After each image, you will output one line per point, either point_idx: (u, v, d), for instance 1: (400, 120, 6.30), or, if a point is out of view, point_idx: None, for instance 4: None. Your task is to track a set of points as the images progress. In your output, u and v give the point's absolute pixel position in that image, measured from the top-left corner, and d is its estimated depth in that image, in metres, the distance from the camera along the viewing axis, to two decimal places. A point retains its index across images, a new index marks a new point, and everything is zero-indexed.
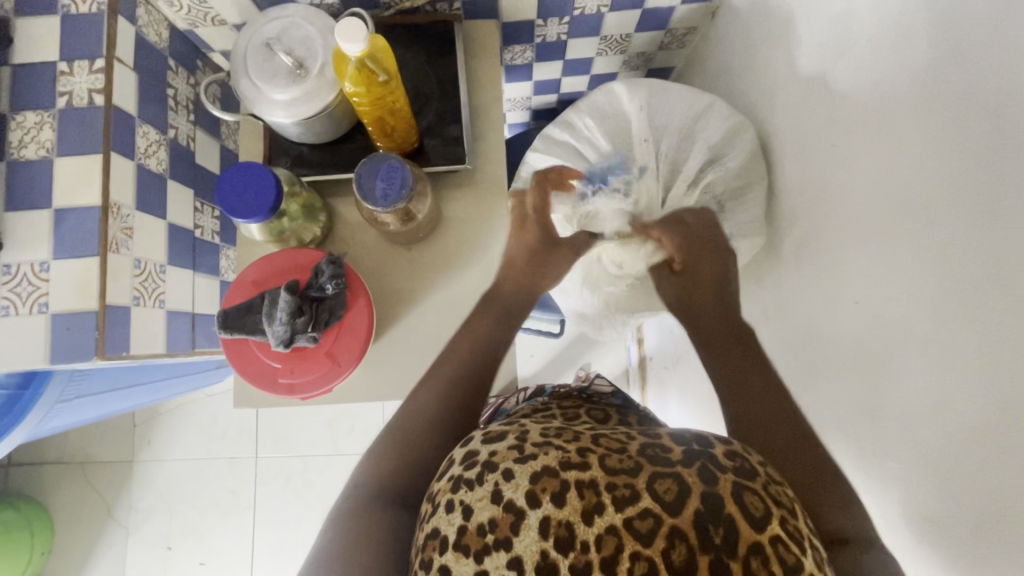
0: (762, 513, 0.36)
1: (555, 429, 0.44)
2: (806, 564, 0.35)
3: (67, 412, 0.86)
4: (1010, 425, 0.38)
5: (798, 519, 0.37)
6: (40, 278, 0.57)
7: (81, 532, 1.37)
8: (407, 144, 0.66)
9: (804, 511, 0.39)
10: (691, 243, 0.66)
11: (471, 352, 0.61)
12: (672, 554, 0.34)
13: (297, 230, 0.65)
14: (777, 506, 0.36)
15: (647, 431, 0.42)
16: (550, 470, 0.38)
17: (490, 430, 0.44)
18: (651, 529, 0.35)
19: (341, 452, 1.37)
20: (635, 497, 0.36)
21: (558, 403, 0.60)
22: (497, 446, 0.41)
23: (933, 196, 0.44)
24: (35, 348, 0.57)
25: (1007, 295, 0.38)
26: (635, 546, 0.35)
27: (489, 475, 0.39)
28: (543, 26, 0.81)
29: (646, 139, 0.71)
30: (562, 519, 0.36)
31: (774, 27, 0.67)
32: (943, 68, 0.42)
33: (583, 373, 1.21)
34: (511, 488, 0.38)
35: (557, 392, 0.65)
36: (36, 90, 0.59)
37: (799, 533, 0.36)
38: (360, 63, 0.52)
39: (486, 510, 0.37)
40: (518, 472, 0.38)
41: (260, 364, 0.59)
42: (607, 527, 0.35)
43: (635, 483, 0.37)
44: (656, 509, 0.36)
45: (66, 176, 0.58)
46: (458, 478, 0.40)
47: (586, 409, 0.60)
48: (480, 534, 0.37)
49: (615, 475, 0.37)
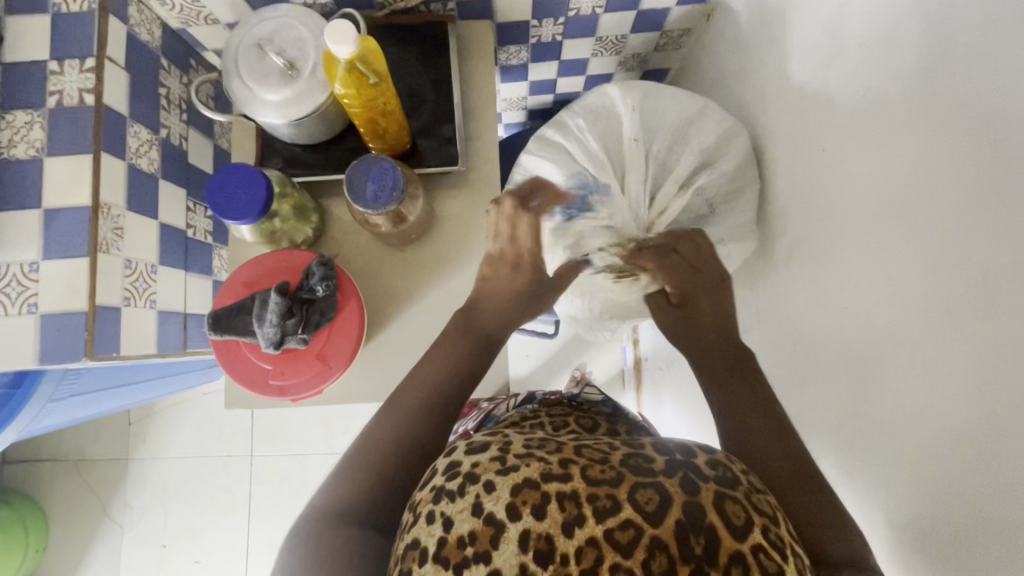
0: (743, 521, 0.36)
1: (540, 438, 0.43)
2: (785, 571, 0.35)
3: (59, 410, 0.85)
4: (995, 432, 0.38)
5: (779, 527, 0.38)
6: (29, 278, 0.57)
7: (76, 530, 1.37)
8: (399, 145, 0.65)
9: (784, 517, 0.39)
10: (684, 275, 0.64)
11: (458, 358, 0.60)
12: (652, 564, 0.34)
13: (289, 231, 0.65)
14: (758, 515, 0.37)
15: (631, 441, 0.42)
16: (531, 483, 0.38)
17: (473, 439, 0.44)
18: (632, 540, 0.35)
19: (337, 451, 1.37)
20: (616, 508, 0.36)
21: (546, 412, 0.62)
22: (478, 457, 0.41)
23: (921, 203, 0.44)
24: (25, 348, 0.57)
25: (993, 302, 0.38)
26: (615, 558, 0.35)
27: (470, 486, 0.39)
28: (538, 26, 0.81)
29: (635, 138, 0.70)
30: (542, 531, 0.36)
31: (769, 29, 0.67)
32: (931, 75, 0.43)
33: (578, 374, 1.21)
34: (492, 500, 0.37)
35: (547, 400, 0.66)
36: (26, 90, 0.59)
37: (779, 541, 0.36)
38: (350, 64, 0.52)
39: (467, 522, 0.37)
40: (499, 484, 0.38)
41: (250, 365, 0.59)
42: (587, 539, 0.35)
43: (617, 493, 0.37)
44: (637, 520, 0.35)
45: (57, 175, 0.58)
46: (439, 489, 0.40)
47: (573, 419, 0.61)
48: (460, 547, 0.37)
49: (597, 486, 0.37)
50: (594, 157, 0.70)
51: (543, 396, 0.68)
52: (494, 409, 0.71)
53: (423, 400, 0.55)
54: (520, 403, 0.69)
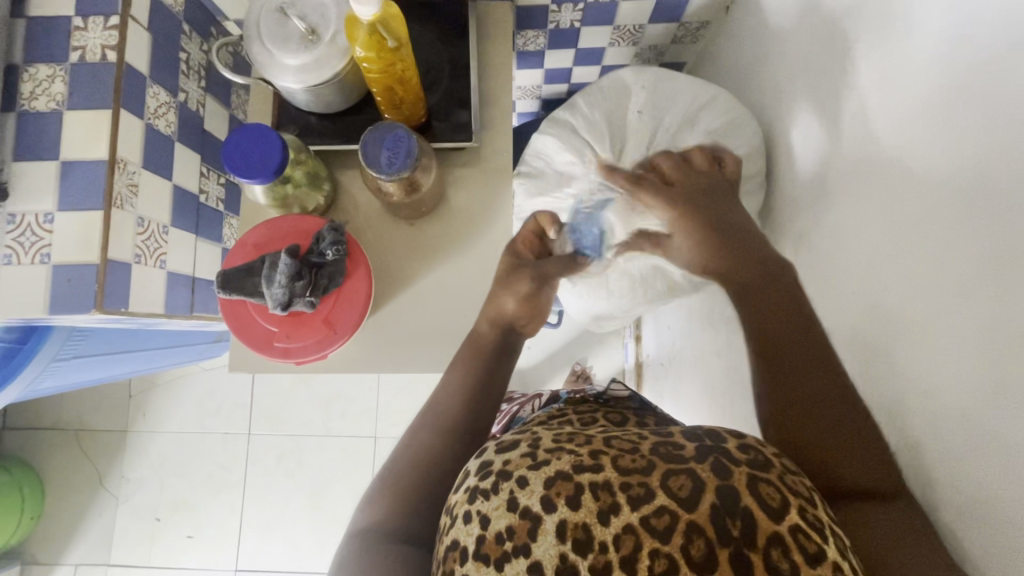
0: (779, 503, 0.36)
1: (567, 433, 0.44)
2: (828, 551, 0.35)
3: (64, 371, 0.86)
4: (999, 415, 0.38)
5: (817, 508, 0.38)
6: (44, 228, 0.57)
7: (73, 499, 1.37)
8: (413, 117, 0.66)
9: (821, 500, 0.39)
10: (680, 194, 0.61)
11: (461, 389, 0.60)
12: (691, 548, 0.35)
13: (300, 197, 0.66)
14: (794, 496, 0.37)
15: (659, 431, 0.43)
16: (564, 474, 0.38)
17: (503, 438, 0.45)
18: (668, 525, 0.35)
19: (333, 433, 1.37)
20: (650, 495, 0.36)
21: (574, 408, 0.60)
22: (510, 455, 0.41)
23: (936, 188, 0.44)
24: (36, 298, 0.57)
25: (1002, 285, 0.38)
26: (653, 543, 0.35)
27: (504, 483, 0.39)
28: (557, 12, 0.81)
29: (640, 112, 0.72)
30: (578, 521, 0.36)
31: (786, 20, 0.67)
32: (951, 59, 0.42)
33: (581, 368, 1.33)
34: (526, 495, 0.38)
35: (575, 398, 0.65)
36: (50, 44, 0.60)
37: (819, 522, 0.36)
38: (372, 27, 0.52)
39: (503, 518, 0.37)
40: (533, 478, 0.39)
41: (257, 329, 0.60)
42: (624, 527, 0.35)
43: (650, 480, 0.37)
44: (671, 506, 0.36)
45: (76, 129, 0.58)
46: (474, 489, 0.40)
47: (601, 413, 0.60)
48: (498, 542, 0.37)
49: (629, 475, 0.38)
50: (598, 129, 0.72)
51: (567, 395, 0.70)
52: (519, 409, 0.76)
53: (433, 428, 0.58)
54: (546, 404, 0.72)
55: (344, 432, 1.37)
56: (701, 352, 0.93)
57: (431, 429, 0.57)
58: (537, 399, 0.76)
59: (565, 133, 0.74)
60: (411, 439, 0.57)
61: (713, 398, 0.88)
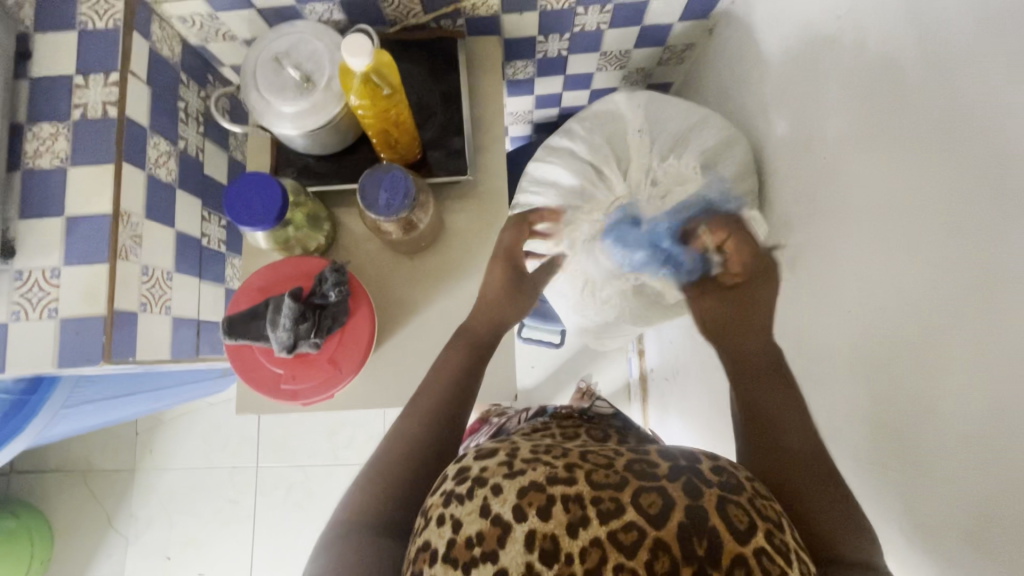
0: (747, 525, 0.37)
1: (546, 446, 0.44)
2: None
3: (70, 417, 0.86)
4: (1004, 436, 0.38)
5: (784, 533, 0.38)
6: (51, 283, 0.58)
7: (81, 541, 1.36)
8: (410, 155, 0.67)
9: (791, 524, 0.39)
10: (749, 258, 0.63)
11: (449, 378, 0.61)
12: (656, 565, 0.35)
13: (301, 239, 0.67)
14: (762, 520, 0.37)
15: (636, 447, 0.43)
16: (537, 485, 0.38)
17: (481, 446, 0.45)
18: (635, 541, 0.36)
19: (341, 462, 1.37)
20: (621, 511, 0.37)
21: (557, 423, 0.61)
22: (487, 462, 0.42)
23: (919, 205, 0.45)
24: (44, 353, 0.58)
25: (993, 305, 0.39)
26: (619, 558, 0.35)
27: (479, 489, 0.40)
28: (544, 42, 0.83)
29: (640, 129, 0.74)
30: (548, 531, 0.37)
31: (770, 42, 0.68)
32: (930, 84, 0.44)
33: (586, 384, 1.33)
34: (499, 502, 0.38)
35: (558, 414, 0.66)
36: (52, 102, 0.61)
37: (785, 546, 0.37)
38: (366, 76, 0.54)
39: (475, 523, 0.38)
40: (506, 486, 0.39)
41: (263, 371, 0.60)
42: (591, 539, 0.36)
43: (620, 497, 0.37)
44: (640, 522, 0.36)
45: (80, 184, 0.60)
46: (449, 493, 0.41)
47: (584, 428, 0.60)
48: (468, 547, 0.37)
49: (601, 490, 0.38)
50: (599, 151, 0.75)
51: (555, 409, 0.70)
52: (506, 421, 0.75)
53: (429, 412, 0.58)
54: (532, 417, 0.72)
55: (352, 461, 1.36)
56: (702, 367, 0.93)
57: (430, 409, 0.59)
58: (523, 410, 0.75)
59: (568, 161, 0.77)
60: (405, 413, 0.59)
61: (717, 414, 0.88)
